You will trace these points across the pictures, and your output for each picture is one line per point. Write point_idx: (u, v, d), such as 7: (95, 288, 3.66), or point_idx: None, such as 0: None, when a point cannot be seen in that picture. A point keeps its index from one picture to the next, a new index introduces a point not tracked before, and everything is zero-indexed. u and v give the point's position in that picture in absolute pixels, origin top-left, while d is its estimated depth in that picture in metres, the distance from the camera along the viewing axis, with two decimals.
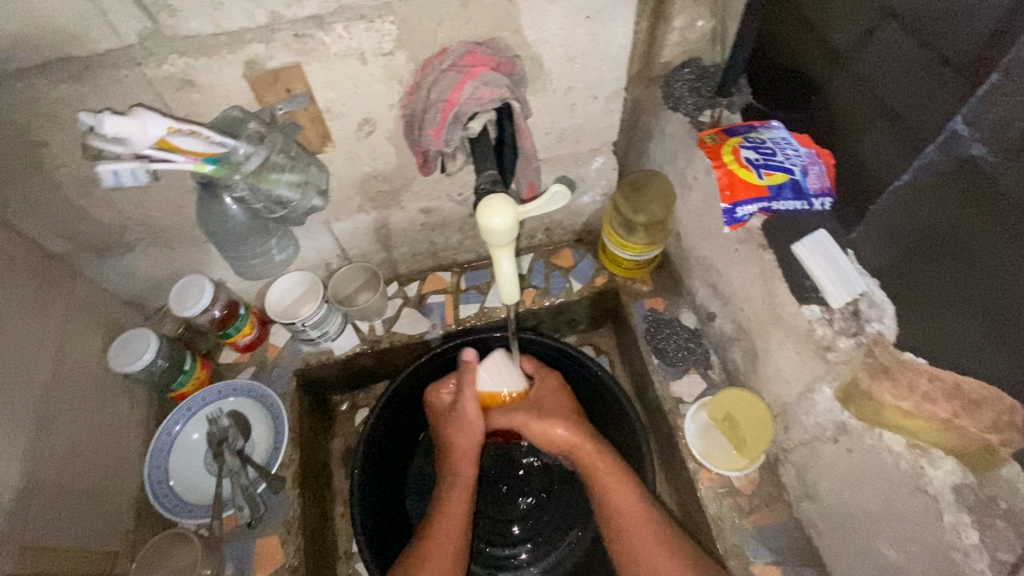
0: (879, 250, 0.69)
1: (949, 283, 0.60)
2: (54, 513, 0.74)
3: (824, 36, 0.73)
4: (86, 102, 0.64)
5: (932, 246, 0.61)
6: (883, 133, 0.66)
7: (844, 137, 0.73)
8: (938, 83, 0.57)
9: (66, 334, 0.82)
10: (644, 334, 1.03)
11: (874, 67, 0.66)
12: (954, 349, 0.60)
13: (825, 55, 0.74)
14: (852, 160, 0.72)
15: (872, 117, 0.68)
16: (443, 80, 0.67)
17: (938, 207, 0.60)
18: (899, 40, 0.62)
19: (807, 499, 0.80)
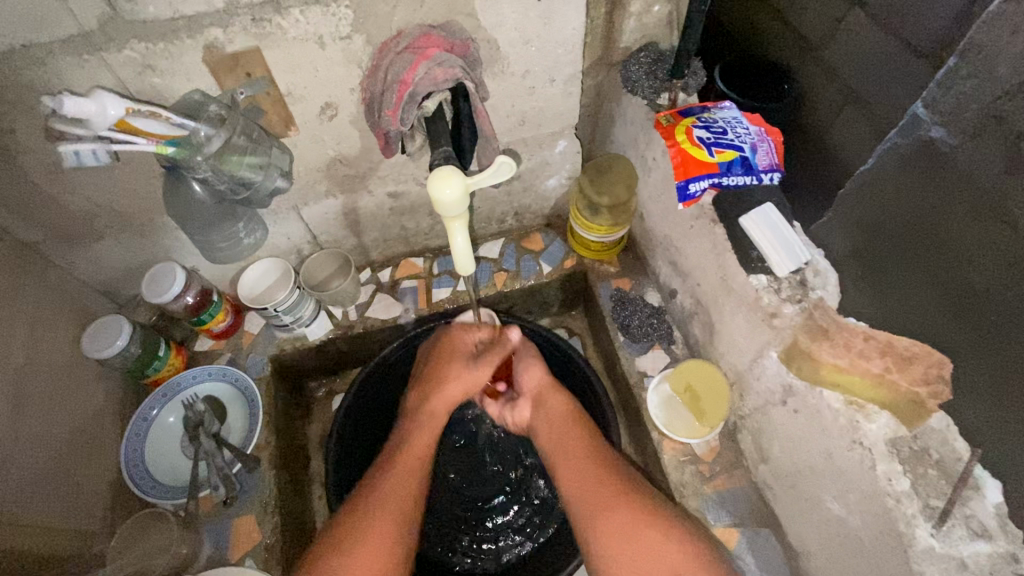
0: (842, 234, 0.69)
1: (898, 266, 0.62)
2: (29, 493, 0.75)
3: (797, 27, 0.77)
4: (47, 87, 0.65)
5: (892, 231, 0.61)
6: (854, 119, 0.70)
7: (814, 127, 0.78)
8: (906, 68, 0.62)
9: (38, 321, 0.83)
10: (611, 313, 1.06)
11: (844, 57, 0.70)
12: (914, 325, 0.61)
13: (796, 44, 0.78)
14: (822, 149, 0.77)
15: (841, 106, 0.72)
16: (399, 62, 0.69)
17: (902, 190, 0.59)
18: (868, 30, 0.66)
19: (763, 462, 0.83)
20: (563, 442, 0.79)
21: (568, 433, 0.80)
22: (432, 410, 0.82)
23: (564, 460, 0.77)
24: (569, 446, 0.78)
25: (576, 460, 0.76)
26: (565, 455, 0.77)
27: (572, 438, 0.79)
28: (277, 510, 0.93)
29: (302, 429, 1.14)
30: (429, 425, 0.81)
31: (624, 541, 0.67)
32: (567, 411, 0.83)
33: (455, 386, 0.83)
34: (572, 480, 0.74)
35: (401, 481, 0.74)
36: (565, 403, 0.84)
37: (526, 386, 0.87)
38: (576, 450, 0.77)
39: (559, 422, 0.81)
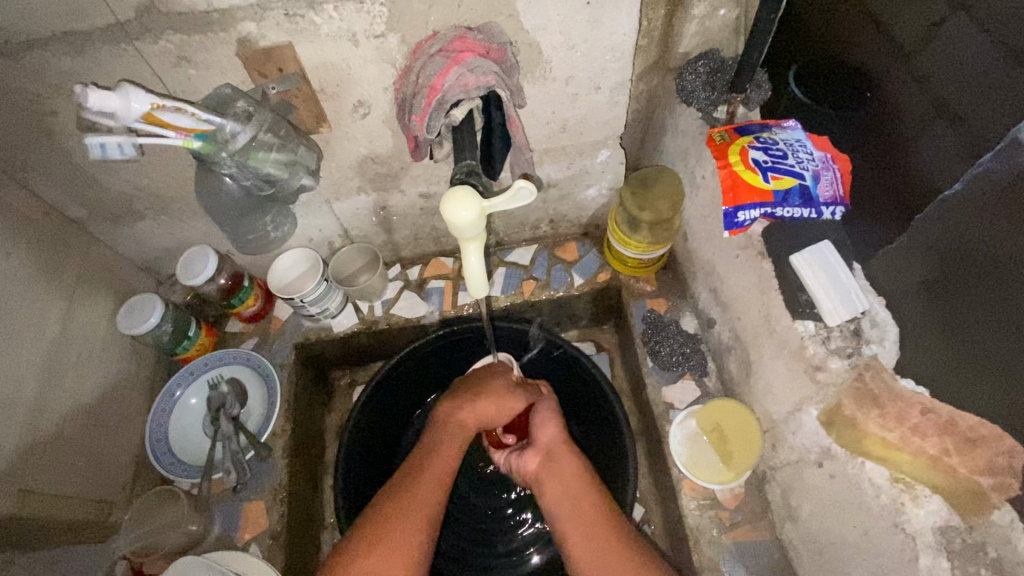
0: (911, 264, 0.59)
1: (975, 301, 0.52)
2: (53, 463, 0.79)
3: (887, 24, 0.64)
4: (88, 75, 0.66)
5: (979, 269, 0.51)
6: (937, 134, 0.59)
7: (895, 140, 0.65)
8: (1007, 83, 0.50)
9: (76, 295, 0.87)
10: (641, 335, 1.00)
11: (934, 65, 0.58)
12: (984, 387, 0.52)
13: (883, 45, 0.65)
14: (898, 168, 0.65)
15: (927, 121, 0.60)
16: (430, 65, 0.65)
17: (1000, 223, 0.49)
18: (966, 39, 0.54)
19: (790, 520, 0.77)
20: (573, 503, 0.72)
21: (581, 498, 0.72)
22: (458, 433, 0.78)
23: (571, 530, 0.70)
24: (580, 511, 0.71)
25: (586, 529, 0.70)
26: (573, 523, 0.71)
27: (585, 500, 0.72)
28: (287, 498, 0.95)
29: (322, 418, 1.15)
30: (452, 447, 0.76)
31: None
32: (577, 469, 0.76)
33: (493, 410, 0.81)
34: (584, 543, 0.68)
35: (414, 509, 0.68)
36: (577, 462, 0.77)
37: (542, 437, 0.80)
38: (586, 517, 0.71)
39: (572, 484, 0.74)
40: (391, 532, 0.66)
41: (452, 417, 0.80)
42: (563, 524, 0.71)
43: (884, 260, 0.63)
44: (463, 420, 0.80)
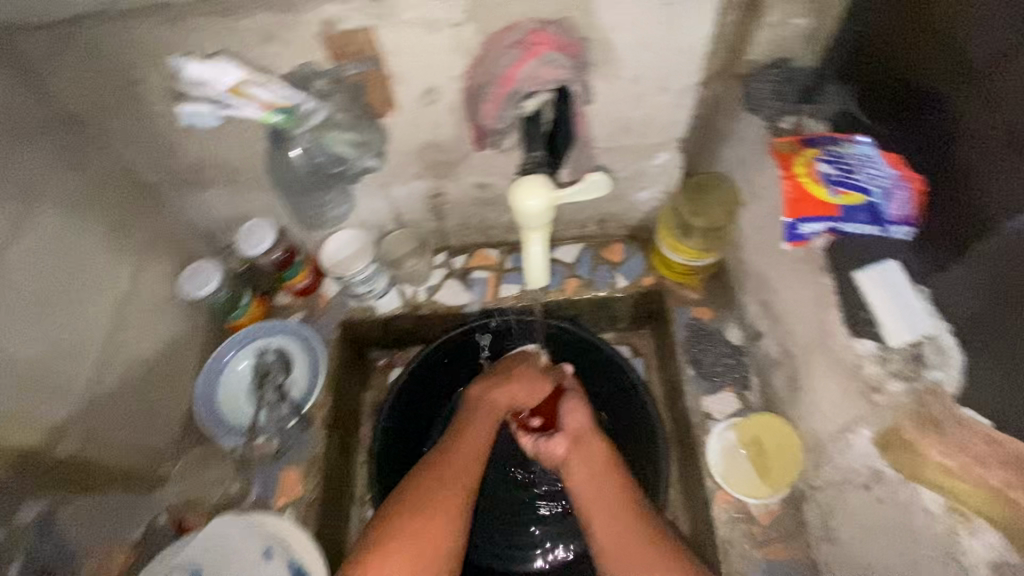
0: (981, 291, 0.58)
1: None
2: (116, 411, 0.84)
3: (964, 48, 0.61)
4: (180, 46, 0.70)
5: None
6: (1005, 163, 0.56)
7: (964, 167, 0.62)
8: None
9: (144, 256, 0.91)
10: (683, 343, 0.99)
11: (1012, 93, 0.55)
12: None
13: (959, 69, 0.62)
14: (960, 194, 0.62)
15: (999, 151, 0.57)
16: (506, 57, 0.67)
17: None
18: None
19: (827, 542, 0.75)
20: (599, 491, 0.72)
21: (606, 487, 0.72)
22: (485, 416, 0.79)
23: (596, 515, 0.71)
24: (607, 496, 0.71)
25: (612, 514, 0.70)
26: (598, 511, 0.71)
27: (611, 488, 0.72)
28: (323, 469, 0.97)
29: (358, 394, 1.18)
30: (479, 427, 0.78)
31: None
32: (604, 457, 0.75)
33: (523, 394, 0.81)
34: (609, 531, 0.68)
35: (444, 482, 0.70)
36: (602, 449, 0.76)
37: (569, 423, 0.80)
38: (613, 502, 0.71)
39: (598, 471, 0.74)
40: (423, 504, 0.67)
41: (481, 397, 0.81)
42: (589, 509, 0.72)
43: (947, 284, 0.62)
44: (492, 400, 0.81)
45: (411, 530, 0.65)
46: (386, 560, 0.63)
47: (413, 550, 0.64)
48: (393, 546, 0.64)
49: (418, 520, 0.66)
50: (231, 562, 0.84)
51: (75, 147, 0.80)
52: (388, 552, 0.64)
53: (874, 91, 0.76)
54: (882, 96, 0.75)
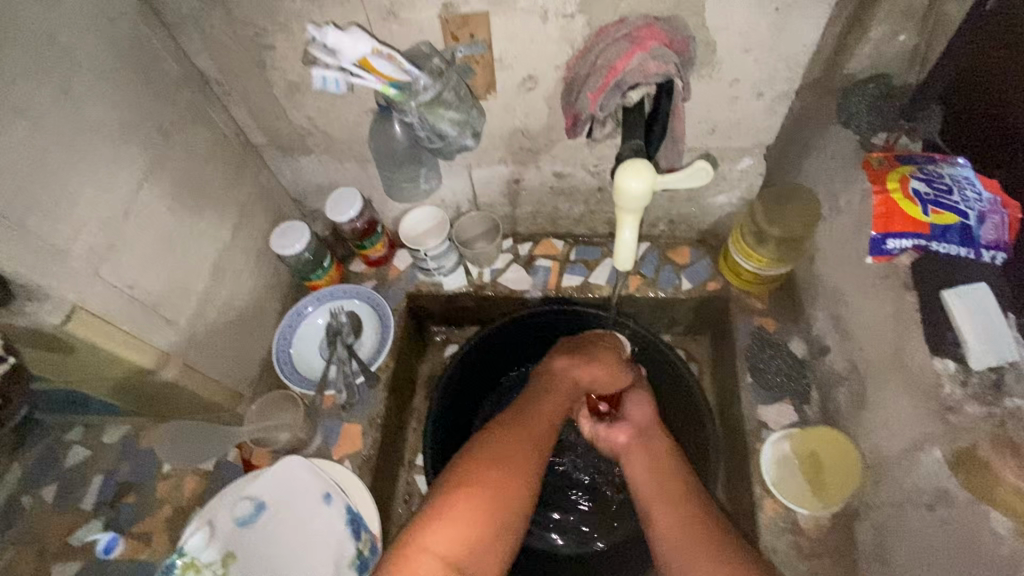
0: None
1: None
2: (211, 349, 0.91)
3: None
4: (312, 17, 0.76)
5: None
6: None
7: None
8: None
9: (246, 210, 0.99)
10: (744, 350, 0.99)
11: None
12: None
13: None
14: None
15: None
16: (613, 49, 0.70)
17: None
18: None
19: (879, 562, 0.74)
20: (661, 475, 0.75)
21: (667, 472, 0.76)
22: (562, 385, 0.82)
23: (658, 499, 0.73)
24: (670, 485, 0.74)
25: (675, 500, 0.72)
26: (659, 492, 0.74)
27: (673, 474, 0.75)
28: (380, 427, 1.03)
29: (415, 365, 1.23)
30: (556, 396, 0.81)
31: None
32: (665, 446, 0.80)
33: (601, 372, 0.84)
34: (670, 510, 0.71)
35: (526, 441, 0.74)
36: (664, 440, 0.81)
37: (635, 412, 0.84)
38: (675, 489, 0.74)
39: (660, 457, 0.78)
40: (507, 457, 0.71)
41: (561, 371, 0.84)
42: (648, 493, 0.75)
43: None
44: (571, 376, 0.84)
45: (494, 480, 0.69)
46: (471, 501, 0.67)
47: (494, 497, 0.68)
48: (476, 490, 0.68)
49: (500, 470, 0.70)
50: (298, 500, 0.90)
51: (201, 103, 0.88)
52: (472, 493, 0.67)
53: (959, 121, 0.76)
54: (968, 126, 0.74)
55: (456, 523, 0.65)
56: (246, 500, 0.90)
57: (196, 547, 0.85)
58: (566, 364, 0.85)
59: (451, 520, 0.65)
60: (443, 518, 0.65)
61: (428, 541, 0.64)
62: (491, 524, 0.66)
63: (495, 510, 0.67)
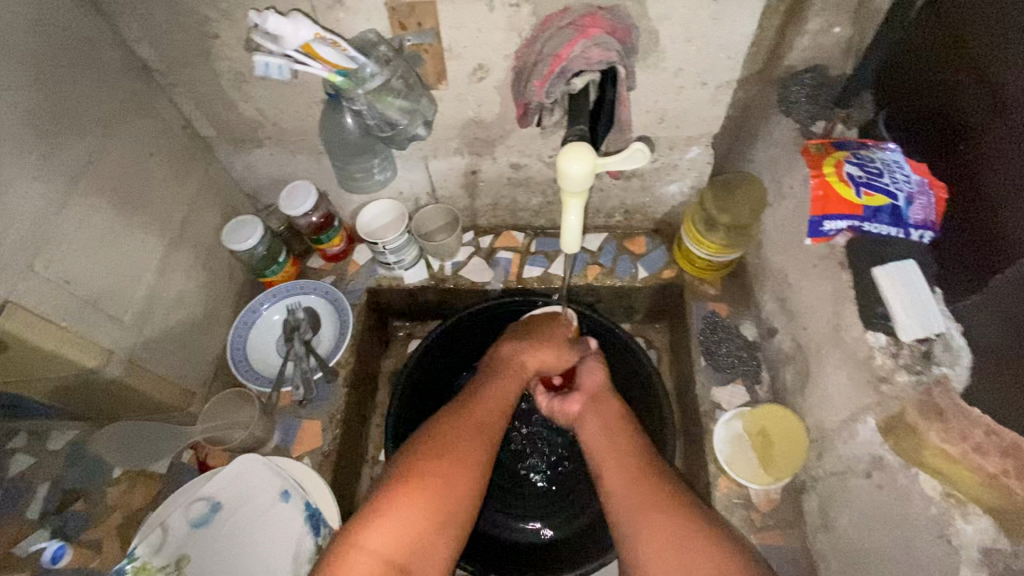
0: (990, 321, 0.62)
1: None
2: (159, 346, 0.88)
3: (991, 76, 0.63)
4: (255, 5, 0.74)
5: None
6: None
7: (993, 193, 0.63)
8: None
9: (195, 204, 0.97)
10: (698, 334, 1.02)
11: None
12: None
13: (986, 97, 0.64)
14: (984, 222, 0.65)
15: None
16: (558, 37, 0.71)
17: None
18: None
19: (824, 530, 0.77)
20: (614, 442, 0.77)
21: (620, 438, 0.77)
22: (510, 370, 0.85)
23: (610, 463, 0.75)
24: (622, 447, 0.76)
25: (627, 464, 0.73)
26: (612, 460, 0.75)
27: (625, 440, 0.77)
28: (341, 422, 1.02)
29: (378, 360, 1.22)
30: (505, 381, 0.83)
31: (662, 559, 0.63)
32: (618, 414, 0.81)
33: (549, 353, 0.87)
34: (622, 476, 0.72)
35: (469, 429, 0.74)
36: (617, 407, 0.82)
37: (588, 383, 0.87)
38: (627, 453, 0.75)
39: (612, 425, 0.79)
40: (448, 449, 0.71)
41: (506, 358, 0.86)
42: (603, 459, 0.76)
43: (981, 302, 0.63)
44: (519, 359, 0.86)
45: (434, 473, 0.69)
46: (409, 497, 0.67)
47: (435, 489, 0.68)
48: (415, 485, 0.68)
49: (440, 463, 0.70)
50: (254, 499, 0.88)
51: (143, 93, 0.85)
52: (411, 489, 0.67)
53: (901, 113, 0.79)
54: (909, 118, 0.77)
55: (395, 520, 0.65)
56: (201, 501, 0.88)
57: (146, 552, 0.83)
58: (511, 349, 0.87)
59: (390, 518, 0.65)
60: (381, 517, 0.65)
61: (367, 541, 0.64)
62: (436, 513, 0.67)
63: (435, 504, 0.67)
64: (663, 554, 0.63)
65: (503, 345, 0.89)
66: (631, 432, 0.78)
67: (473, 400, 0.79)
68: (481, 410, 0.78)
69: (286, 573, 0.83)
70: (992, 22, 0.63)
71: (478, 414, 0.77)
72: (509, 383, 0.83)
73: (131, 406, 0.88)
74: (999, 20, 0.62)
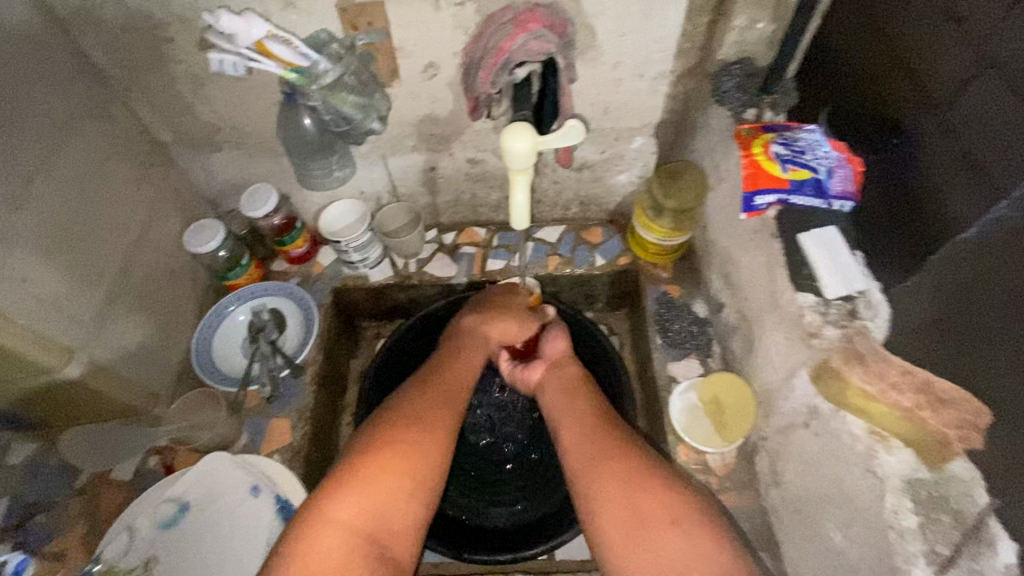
0: (929, 303, 0.63)
1: (992, 334, 0.55)
2: (120, 348, 0.88)
3: (920, 75, 0.67)
4: (208, 8, 0.77)
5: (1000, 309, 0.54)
6: (957, 186, 0.60)
7: (918, 186, 0.67)
8: None
9: (155, 208, 0.98)
10: (654, 315, 1.07)
11: (964, 120, 0.60)
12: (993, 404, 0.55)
13: (915, 94, 0.68)
14: (916, 210, 0.66)
15: (949, 171, 0.62)
16: (501, 31, 0.76)
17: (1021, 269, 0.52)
18: (995, 94, 0.56)
19: (774, 486, 0.82)
20: (572, 401, 0.84)
21: (577, 398, 0.84)
22: (474, 342, 0.90)
23: (568, 421, 0.81)
24: (579, 406, 0.83)
25: (585, 421, 0.80)
26: (571, 418, 0.81)
27: (582, 400, 0.84)
28: (310, 420, 1.02)
29: (347, 361, 1.23)
30: (469, 353, 0.88)
31: (620, 502, 0.69)
32: (576, 378, 0.88)
33: (509, 323, 0.93)
34: (579, 432, 0.79)
35: (434, 401, 0.78)
36: (576, 371, 0.89)
37: (550, 351, 0.93)
38: (584, 413, 0.81)
39: (570, 387, 0.86)
40: (418, 418, 0.75)
41: (468, 328, 0.92)
42: (562, 419, 0.82)
43: (919, 282, 0.65)
44: (481, 331, 0.92)
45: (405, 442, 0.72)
46: (381, 465, 0.69)
47: (403, 458, 0.70)
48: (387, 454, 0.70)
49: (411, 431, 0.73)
50: (224, 496, 0.88)
51: (99, 99, 0.87)
52: (383, 457, 0.70)
53: (842, 112, 0.82)
54: (849, 115, 0.81)
55: (367, 489, 0.67)
56: (169, 502, 0.87)
57: (113, 556, 0.82)
58: (473, 323, 0.92)
59: (362, 487, 0.67)
60: (354, 487, 0.67)
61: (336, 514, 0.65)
62: (407, 479, 0.69)
63: (409, 470, 0.70)
64: (617, 499, 0.70)
65: (465, 320, 0.93)
66: (588, 393, 0.84)
67: (439, 373, 0.83)
68: (446, 382, 0.81)
69: (259, 568, 0.84)
70: (919, 23, 0.67)
71: (445, 386, 0.81)
72: (472, 356, 0.88)
73: (91, 407, 0.87)
74: (925, 21, 0.66)
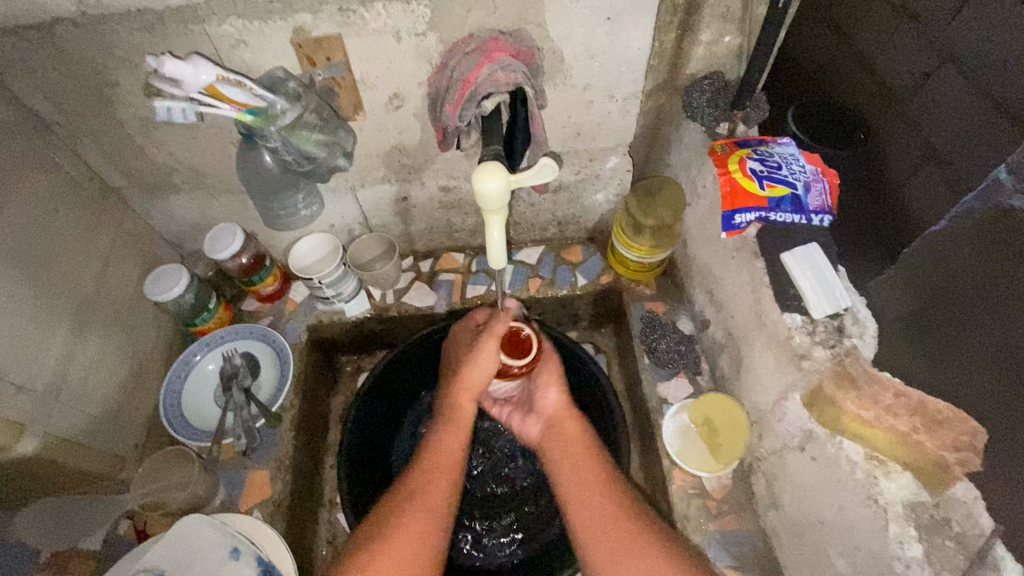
0: (894, 299, 0.66)
1: (956, 333, 0.58)
2: (77, 413, 0.82)
3: (879, 75, 0.71)
4: (154, 50, 0.73)
5: (951, 300, 0.58)
6: (929, 177, 0.64)
7: (888, 182, 0.71)
8: (991, 131, 0.56)
9: (112, 258, 0.92)
10: (639, 334, 1.04)
11: (925, 111, 0.64)
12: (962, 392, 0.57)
13: (877, 94, 0.72)
14: (893, 209, 0.70)
15: (917, 165, 0.66)
16: (465, 62, 0.75)
17: (960, 261, 0.57)
18: (959, 87, 0.59)
19: (773, 508, 0.80)
20: (576, 465, 0.76)
21: (582, 465, 0.76)
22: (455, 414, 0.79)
23: (574, 494, 0.73)
24: (585, 478, 0.74)
25: (593, 499, 0.71)
26: (576, 488, 0.74)
27: (588, 463, 0.76)
28: (290, 469, 0.98)
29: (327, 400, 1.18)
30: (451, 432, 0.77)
31: None
32: (582, 435, 0.81)
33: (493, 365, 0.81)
34: (586, 508, 0.71)
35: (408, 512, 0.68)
36: (579, 427, 0.82)
37: (543, 404, 0.87)
38: (592, 479, 0.74)
39: (574, 445, 0.80)
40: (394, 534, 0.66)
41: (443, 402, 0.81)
42: (565, 484, 0.75)
43: (894, 277, 0.66)
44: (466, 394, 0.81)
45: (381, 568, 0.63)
46: None
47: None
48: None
49: (407, 548, 0.65)
50: (196, 564, 0.79)
51: (43, 148, 0.82)
52: None
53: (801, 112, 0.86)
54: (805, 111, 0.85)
55: None
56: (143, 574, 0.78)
57: None
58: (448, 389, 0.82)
59: None
60: None
61: None
62: None
63: None
64: None
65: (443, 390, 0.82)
66: (595, 458, 0.76)
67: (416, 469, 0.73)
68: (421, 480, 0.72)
69: None
70: (872, 19, 0.71)
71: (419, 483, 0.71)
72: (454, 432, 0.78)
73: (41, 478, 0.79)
74: (881, 18, 0.69)
